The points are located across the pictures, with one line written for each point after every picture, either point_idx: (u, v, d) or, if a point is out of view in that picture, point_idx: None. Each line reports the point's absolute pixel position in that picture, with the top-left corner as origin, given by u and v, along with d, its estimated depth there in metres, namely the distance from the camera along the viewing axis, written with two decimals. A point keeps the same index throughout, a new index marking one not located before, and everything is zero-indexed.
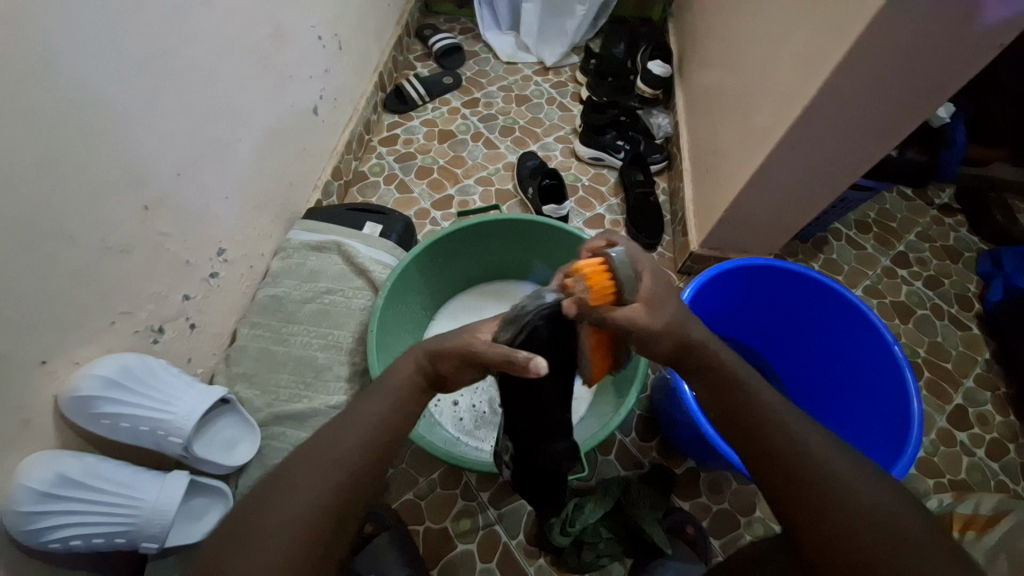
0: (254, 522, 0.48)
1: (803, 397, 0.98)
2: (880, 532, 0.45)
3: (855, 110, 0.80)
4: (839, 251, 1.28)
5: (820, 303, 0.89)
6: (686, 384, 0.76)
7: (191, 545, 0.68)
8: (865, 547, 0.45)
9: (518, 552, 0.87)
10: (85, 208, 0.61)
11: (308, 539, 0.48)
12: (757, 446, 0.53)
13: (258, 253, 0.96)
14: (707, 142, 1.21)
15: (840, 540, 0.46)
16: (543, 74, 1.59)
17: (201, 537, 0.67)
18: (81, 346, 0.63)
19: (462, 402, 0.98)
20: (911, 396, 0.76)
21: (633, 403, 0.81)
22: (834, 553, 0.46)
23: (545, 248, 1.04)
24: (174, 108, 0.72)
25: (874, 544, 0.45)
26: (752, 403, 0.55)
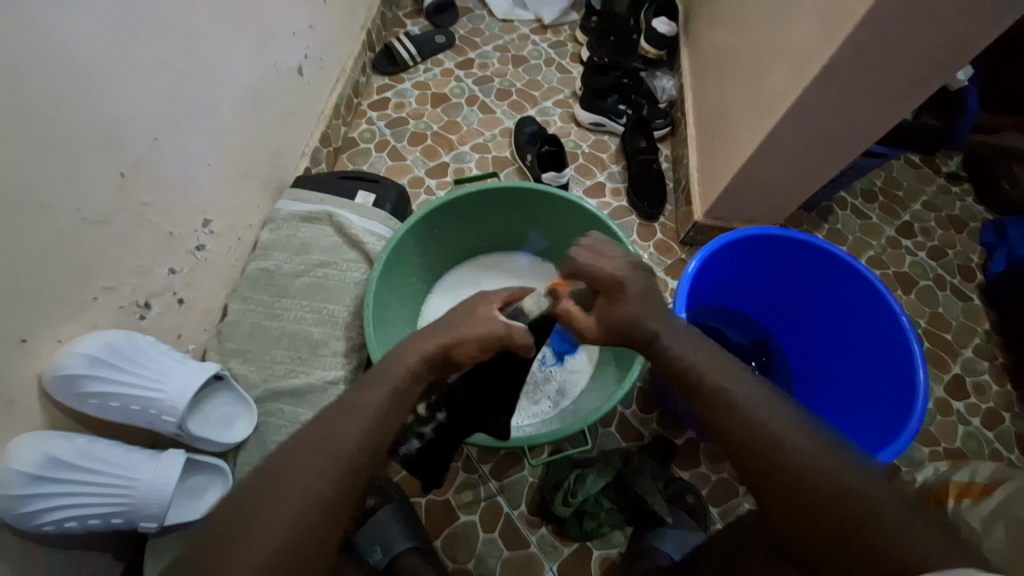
0: (260, 500, 0.48)
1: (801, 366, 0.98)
2: (856, 502, 0.48)
3: (877, 70, 0.76)
4: (844, 221, 1.25)
5: (827, 275, 0.88)
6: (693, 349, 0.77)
7: (191, 522, 0.67)
8: (846, 518, 0.48)
9: (519, 522, 0.88)
10: (61, 177, 0.57)
11: (314, 513, 0.48)
12: (734, 444, 0.55)
13: (245, 224, 0.92)
14: (715, 106, 1.16)
15: (817, 516, 0.49)
16: (541, 33, 1.51)
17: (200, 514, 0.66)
18: (63, 323, 0.59)
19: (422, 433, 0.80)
20: (917, 366, 0.76)
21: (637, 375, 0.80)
22: (819, 529, 0.49)
23: (544, 218, 1.01)
24: (148, 65, 0.66)
25: (854, 517, 0.48)
26: (729, 404, 0.57)
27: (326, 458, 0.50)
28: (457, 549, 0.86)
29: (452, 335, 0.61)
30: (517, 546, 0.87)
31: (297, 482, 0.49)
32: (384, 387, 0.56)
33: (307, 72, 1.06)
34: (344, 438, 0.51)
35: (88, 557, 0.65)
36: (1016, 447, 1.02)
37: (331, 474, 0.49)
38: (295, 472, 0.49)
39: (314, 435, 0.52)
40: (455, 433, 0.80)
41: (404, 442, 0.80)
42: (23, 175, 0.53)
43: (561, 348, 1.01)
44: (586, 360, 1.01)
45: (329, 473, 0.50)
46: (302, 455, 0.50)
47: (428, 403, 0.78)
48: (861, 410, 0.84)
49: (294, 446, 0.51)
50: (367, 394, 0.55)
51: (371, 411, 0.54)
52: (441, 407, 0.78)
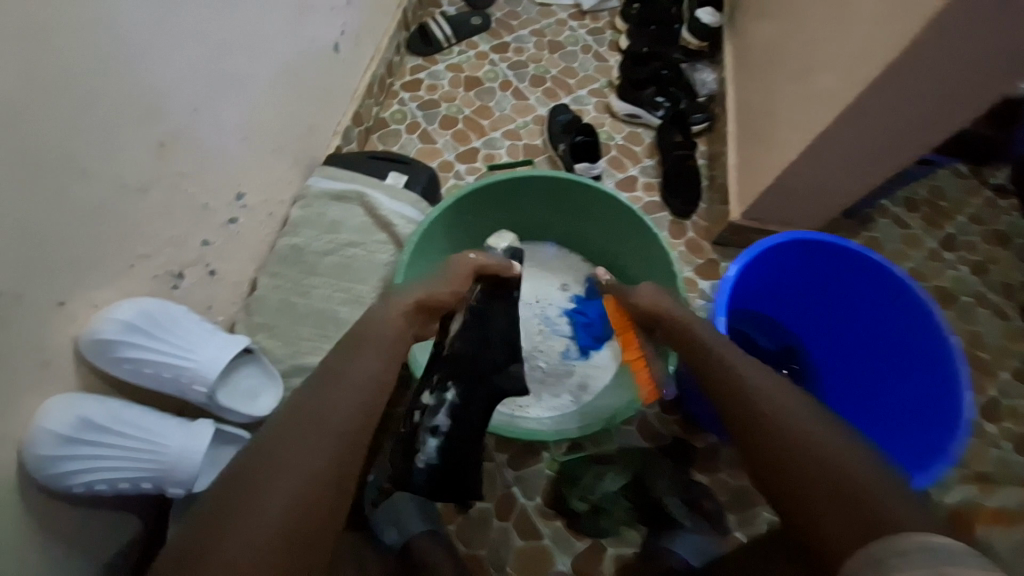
0: (262, 477, 0.45)
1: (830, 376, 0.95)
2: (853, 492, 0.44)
3: (946, 71, 0.71)
4: (883, 229, 1.20)
5: (870, 286, 0.84)
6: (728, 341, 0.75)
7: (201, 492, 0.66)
8: (837, 506, 0.44)
9: (534, 514, 0.88)
10: (100, 142, 0.56)
11: (319, 498, 0.44)
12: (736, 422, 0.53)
13: (276, 200, 0.92)
14: (760, 102, 1.11)
15: (812, 502, 0.45)
16: (579, 19, 1.46)
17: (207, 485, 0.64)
18: (101, 289, 0.59)
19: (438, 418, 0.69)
20: (961, 388, 0.73)
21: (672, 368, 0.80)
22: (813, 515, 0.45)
23: (577, 208, 0.99)
24: (190, 32, 0.65)
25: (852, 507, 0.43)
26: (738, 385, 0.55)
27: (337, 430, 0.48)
28: (470, 536, 0.87)
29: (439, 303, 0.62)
30: (530, 538, 0.87)
31: (299, 455, 0.46)
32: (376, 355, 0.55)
33: (342, 49, 1.05)
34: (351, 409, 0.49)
35: (118, 518, 0.67)
36: None
37: (334, 448, 0.47)
38: (297, 448, 0.46)
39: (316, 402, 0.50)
40: (471, 412, 0.70)
41: (417, 449, 0.69)
42: (65, 138, 0.53)
43: (585, 343, 1.01)
44: (610, 356, 1.00)
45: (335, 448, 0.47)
46: (310, 430, 0.47)
47: (431, 388, 0.70)
48: (896, 425, 0.82)
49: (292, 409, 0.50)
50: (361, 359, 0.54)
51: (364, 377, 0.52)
52: (448, 381, 0.69)
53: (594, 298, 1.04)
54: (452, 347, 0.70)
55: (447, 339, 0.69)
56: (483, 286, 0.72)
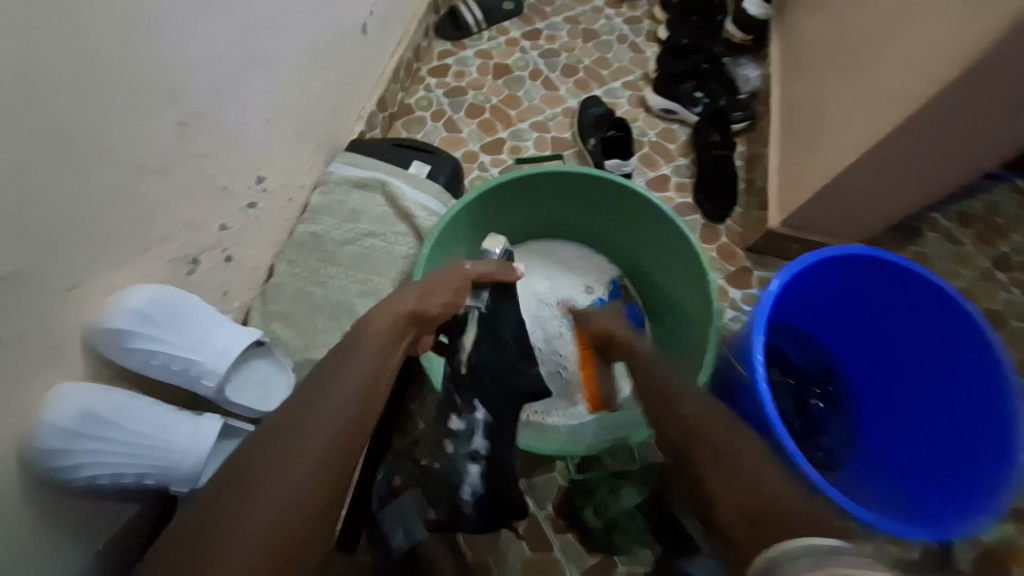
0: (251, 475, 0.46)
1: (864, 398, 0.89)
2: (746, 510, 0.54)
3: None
4: (932, 244, 1.12)
5: (921, 308, 0.78)
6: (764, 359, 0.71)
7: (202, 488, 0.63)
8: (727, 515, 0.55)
9: (545, 524, 0.86)
10: (117, 119, 0.54)
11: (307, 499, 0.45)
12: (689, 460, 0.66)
13: (297, 185, 0.89)
14: (809, 101, 1.03)
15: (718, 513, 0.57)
16: (616, 7, 1.39)
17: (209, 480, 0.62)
18: (113, 272, 0.57)
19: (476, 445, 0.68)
20: (1015, 425, 0.68)
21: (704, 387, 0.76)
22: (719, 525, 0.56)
23: (607, 206, 0.94)
24: (216, 6, 0.62)
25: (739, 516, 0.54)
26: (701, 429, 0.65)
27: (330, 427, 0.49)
28: (479, 542, 0.84)
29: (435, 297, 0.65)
30: (540, 548, 0.84)
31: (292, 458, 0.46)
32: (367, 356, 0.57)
33: (370, 30, 1.01)
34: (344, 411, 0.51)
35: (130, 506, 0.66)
36: None
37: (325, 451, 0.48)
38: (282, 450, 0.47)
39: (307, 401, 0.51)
40: (505, 425, 0.70)
41: (460, 481, 0.68)
42: (81, 113, 0.50)
43: None
44: None
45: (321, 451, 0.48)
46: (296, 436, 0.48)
47: (458, 412, 0.68)
48: (937, 457, 0.77)
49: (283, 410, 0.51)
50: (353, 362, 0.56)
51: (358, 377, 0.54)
52: (474, 405, 0.68)
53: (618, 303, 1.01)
54: (469, 363, 0.69)
55: (462, 355, 0.69)
56: (489, 291, 0.73)
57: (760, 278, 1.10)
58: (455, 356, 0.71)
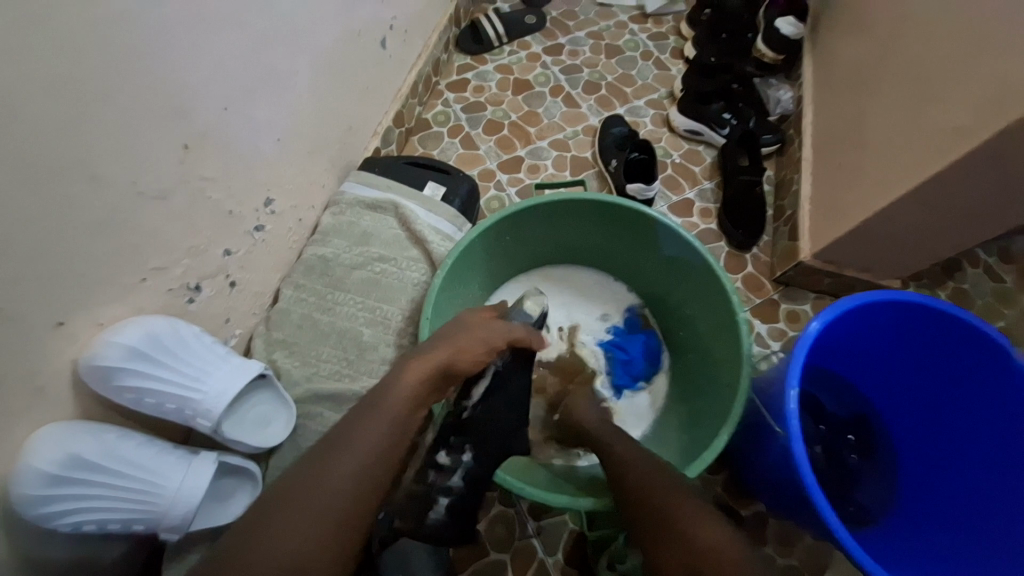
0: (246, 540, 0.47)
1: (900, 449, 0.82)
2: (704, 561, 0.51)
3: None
4: (973, 280, 1.05)
5: (968, 360, 0.72)
6: (796, 395, 0.65)
7: (217, 528, 0.62)
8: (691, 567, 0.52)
9: (553, 571, 0.82)
10: (115, 144, 0.51)
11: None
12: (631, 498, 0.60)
13: (308, 205, 0.86)
14: (847, 128, 0.98)
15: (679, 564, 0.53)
16: (641, 22, 1.35)
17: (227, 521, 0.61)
18: (108, 305, 0.54)
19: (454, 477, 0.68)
20: None
21: (727, 441, 0.70)
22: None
23: (628, 234, 0.89)
24: (227, 23, 0.59)
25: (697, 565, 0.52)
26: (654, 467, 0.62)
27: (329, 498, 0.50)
28: None
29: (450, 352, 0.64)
30: None
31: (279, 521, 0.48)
32: (379, 422, 0.55)
33: (390, 45, 0.98)
34: (344, 482, 0.51)
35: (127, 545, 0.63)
36: None
37: (315, 524, 0.48)
38: (275, 521, 0.48)
39: (314, 466, 0.52)
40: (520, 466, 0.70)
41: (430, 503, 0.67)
42: (74, 138, 0.47)
43: (621, 381, 0.92)
44: (648, 400, 0.91)
45: (313, 523, 0.48)
46: (287, 506, 0.49)
47: (447, 449, 0.69)
48: (990, 518, 0.70)
49: (288, 478, 0.51)
50: (370, 423, 0.55)
51: (367, 439, 0.54)
52: (466, 445, 0.70)
53: (636, 333, 0.95)
54: (472, 411, 0.71)
55: (468, 404, 0.71)
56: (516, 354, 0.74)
57: (789, 312, 1.04)
58: (460, 401, 0.72)
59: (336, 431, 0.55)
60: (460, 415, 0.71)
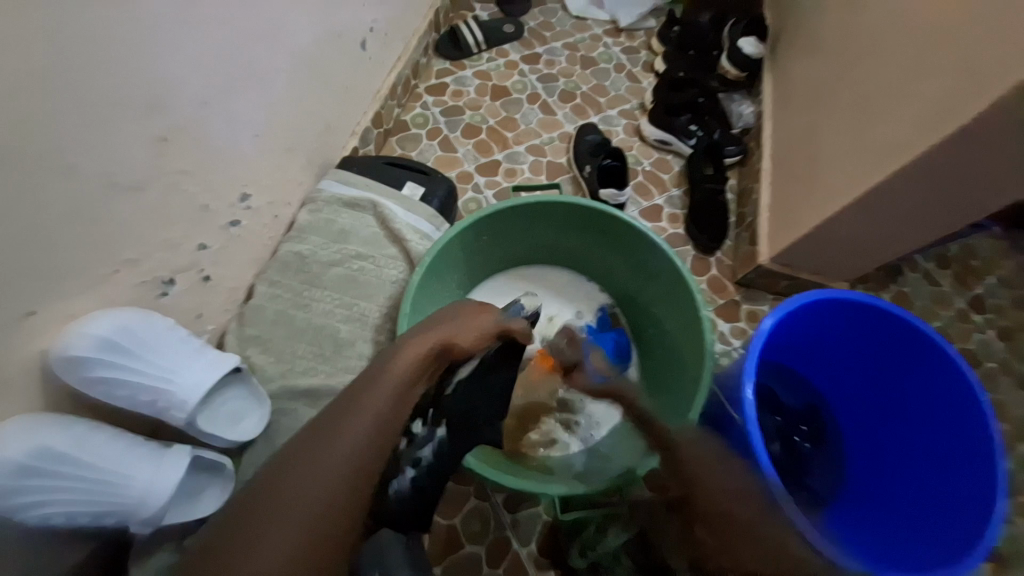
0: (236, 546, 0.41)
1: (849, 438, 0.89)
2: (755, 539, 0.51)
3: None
4: (912, 284, 1.14)
5: (906, 355, 0.79)
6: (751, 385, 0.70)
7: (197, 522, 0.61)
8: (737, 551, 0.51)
9: (527, 562, 0.84)
10: (92, 133, 0.50)
11: None
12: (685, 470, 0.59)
13: (284, 202, 0.86)
14: (802, 142, 1.05)
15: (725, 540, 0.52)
16: (614, 36, 1.41)
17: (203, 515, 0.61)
18: (77, 296, 0.54)
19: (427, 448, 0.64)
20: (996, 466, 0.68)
21: (690, 430, 0.74)
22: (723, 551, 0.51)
23: (601, 237, 0.93)
24: (207, 18, 0.60)
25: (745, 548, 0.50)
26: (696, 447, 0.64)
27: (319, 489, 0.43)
28: None
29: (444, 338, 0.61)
30: None
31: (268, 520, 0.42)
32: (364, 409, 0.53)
33: (370, 46, 0.99)
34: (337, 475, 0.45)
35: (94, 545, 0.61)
36: None
37: (307, 518, 0.42)
38: (267, 521, 0.42)
39: (298, 454, 0.46)
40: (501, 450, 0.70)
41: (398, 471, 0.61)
42: (50, 127, 0.47)
43: (593, 376, 0.95)
44: (618, 393, 0.95)
45: (304, 523, 0.42)
46: None
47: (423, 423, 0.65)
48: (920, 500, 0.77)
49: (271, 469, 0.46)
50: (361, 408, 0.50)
51: (355, 420, 0.48)
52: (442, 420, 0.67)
53: (608, 330, 0.99)
54: (455, 387, 0.68)
55: (454, 381, 0.68)
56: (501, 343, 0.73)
57: (750, 312, 1.10)
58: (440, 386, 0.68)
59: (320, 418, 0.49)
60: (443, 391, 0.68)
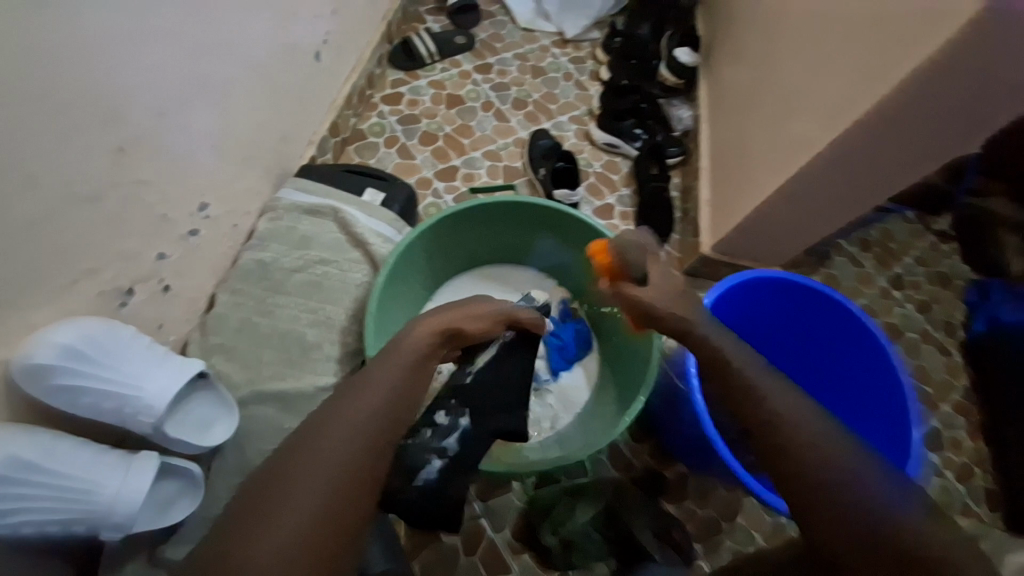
0: (236, 541, 0.42)
1: None
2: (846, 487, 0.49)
3: (915, 125, 0.75)
4: (840, 266, 1.24)
5: (827, 324, 0.89)
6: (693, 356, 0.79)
7: (170, 525, 0.64)
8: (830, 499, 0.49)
9: (502, 547, 0.87)
10: (47, 145, 0.51)
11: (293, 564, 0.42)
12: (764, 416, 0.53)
13: (243, 211, 0.86)
14: (734, 141, 1.15)
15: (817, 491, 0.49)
16: (562, 47, 1.49)
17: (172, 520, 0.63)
18: (36, 308, 0.53)
19: (449, 441, 0.67)
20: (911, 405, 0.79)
21: (645, 401, 0.82)
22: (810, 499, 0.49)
23: (556, 233, 0.99)
24: (162, 32, 0.61)
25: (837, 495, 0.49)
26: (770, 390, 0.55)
27: (318, 492, 0.45)
28: (437, 571, 0.85)
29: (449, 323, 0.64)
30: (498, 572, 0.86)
31: (270, 522, 0.44)
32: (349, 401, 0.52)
33: (324, 58, 1.01)
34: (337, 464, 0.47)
35: (63, 564, 0.60)
36: (988, 504, 1.02)
37: (308, 519, 0.44)
38: (272, 513, 0.44)
39: (297, 451, 0.47)
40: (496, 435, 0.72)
41: (423, 461, 0.65)
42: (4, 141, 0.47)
43: (557, 365, 1.00)
44: (582, 379, 1.01)
45: (306, 510, 0.44)
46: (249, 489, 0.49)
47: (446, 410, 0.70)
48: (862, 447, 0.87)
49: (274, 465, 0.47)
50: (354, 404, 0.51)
51: (353, 422, 0.50)
52: (463, 411, 0.71)
53: (569, 321, 1.05)
54: (475, 375, 0.74)
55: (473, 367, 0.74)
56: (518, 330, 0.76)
57: None
58: (462, 366, 0.75)
59: (315, 417, 0.51)
60: (463, 379, 0.74)
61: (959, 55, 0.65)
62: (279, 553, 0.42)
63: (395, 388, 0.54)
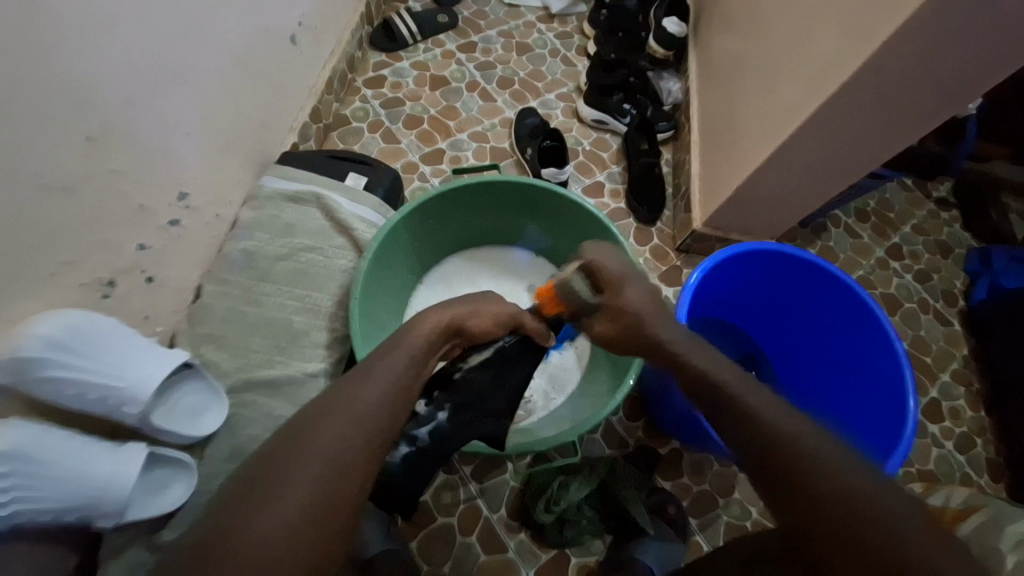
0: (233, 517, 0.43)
1: (788, 375, 0.98)
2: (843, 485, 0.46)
3: (905, 87, 0.73)
4: (837, 238, 1.22)
5: (819, 294, 0.88)
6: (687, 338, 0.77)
7: (171, 510, 0.65)
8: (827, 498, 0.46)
9: (499, 526, 0.88)
10: (14, 135, 0.50)
11: (288, 544, 0.43)
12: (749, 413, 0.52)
13: (224, 201, 0.85)
14: (723, 112, 1.13)
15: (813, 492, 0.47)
16: (548, 22, 1.45)
17: (169, 507, 0.64)
18: (16, 300, 0.53)
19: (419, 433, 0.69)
20: (905, 373, 0.77)
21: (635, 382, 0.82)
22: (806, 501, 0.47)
23: (542, 213, 0.97)
24: (128, 18, 0.59)
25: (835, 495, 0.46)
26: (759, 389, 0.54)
27: (309, 486, 0.45)
28: (435, 550, 0.86)
29: (450, 314, 0.64)
30: (495, 550, 0.87)
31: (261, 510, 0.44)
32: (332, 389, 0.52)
33: (300, 41, 0.99)
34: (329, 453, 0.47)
35: (61, 551, 0.62)
36: (987, 472, 1.01)
37: (297, 510, 0.44)
38: (267, 498, 0.44)
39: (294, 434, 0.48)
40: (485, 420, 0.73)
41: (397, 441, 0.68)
42: None
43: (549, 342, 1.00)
44: (574, 358, 1.01)
45: (299, 495, 0.45)
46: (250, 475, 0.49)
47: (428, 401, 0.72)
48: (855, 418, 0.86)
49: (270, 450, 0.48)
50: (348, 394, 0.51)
51: (353, 414, 0.50)
52: (443, 407, 0.71)
53: None
54: (466, 371, 0.74)
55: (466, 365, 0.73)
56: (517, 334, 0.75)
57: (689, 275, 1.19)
58: (457, 361, 0.75)
59: (312, 407, 0.51)
60: (453, 374, 0.74)
61: (948, 7, 0.62)
62: (278, 532, 0.43)
63: (386, 375, 0.54)
